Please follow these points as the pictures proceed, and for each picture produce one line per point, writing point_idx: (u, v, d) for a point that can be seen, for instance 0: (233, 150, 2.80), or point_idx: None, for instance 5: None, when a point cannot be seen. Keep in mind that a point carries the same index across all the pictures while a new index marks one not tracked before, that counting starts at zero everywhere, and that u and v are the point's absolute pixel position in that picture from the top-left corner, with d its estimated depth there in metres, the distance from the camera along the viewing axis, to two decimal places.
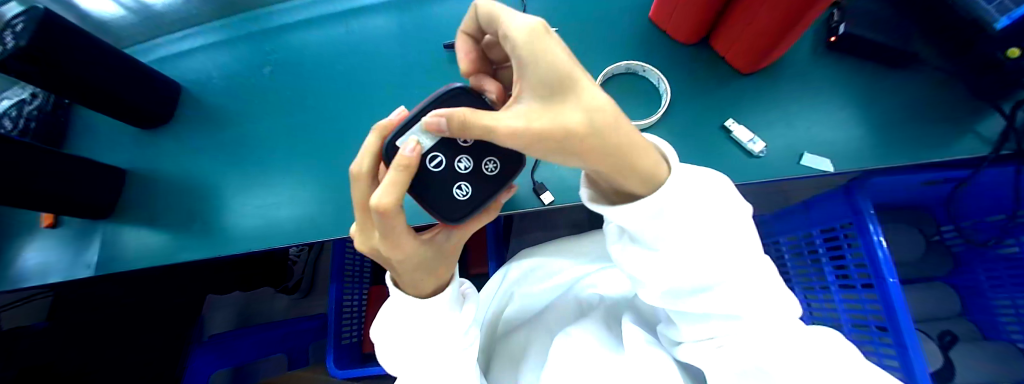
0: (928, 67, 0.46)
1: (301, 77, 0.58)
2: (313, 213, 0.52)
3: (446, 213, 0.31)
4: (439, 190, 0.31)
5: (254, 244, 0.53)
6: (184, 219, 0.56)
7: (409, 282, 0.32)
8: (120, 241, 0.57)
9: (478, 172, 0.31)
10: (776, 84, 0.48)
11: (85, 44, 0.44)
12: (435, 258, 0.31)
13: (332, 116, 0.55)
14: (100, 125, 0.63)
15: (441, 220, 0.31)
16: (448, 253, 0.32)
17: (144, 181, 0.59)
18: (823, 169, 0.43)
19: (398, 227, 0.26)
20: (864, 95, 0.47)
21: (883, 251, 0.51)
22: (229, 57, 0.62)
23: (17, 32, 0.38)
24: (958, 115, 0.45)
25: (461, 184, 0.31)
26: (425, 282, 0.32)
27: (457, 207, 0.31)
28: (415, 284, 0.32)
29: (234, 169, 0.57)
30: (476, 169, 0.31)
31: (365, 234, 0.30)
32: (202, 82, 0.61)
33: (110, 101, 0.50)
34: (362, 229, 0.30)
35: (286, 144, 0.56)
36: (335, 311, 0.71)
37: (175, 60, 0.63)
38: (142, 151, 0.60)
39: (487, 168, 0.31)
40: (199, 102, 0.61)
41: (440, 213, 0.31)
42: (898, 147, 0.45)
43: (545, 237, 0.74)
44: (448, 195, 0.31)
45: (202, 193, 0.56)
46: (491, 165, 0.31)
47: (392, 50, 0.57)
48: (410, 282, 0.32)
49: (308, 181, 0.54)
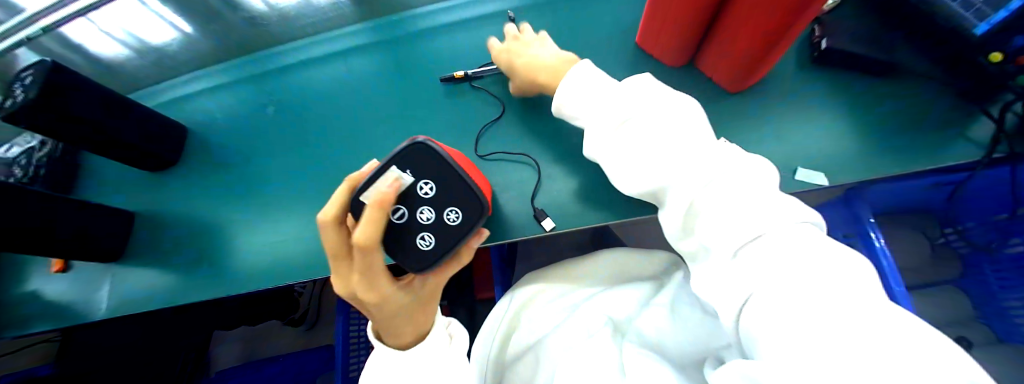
0: (912, 77, 0.48)
1: (304, 115, 0.60)
2: (317, 248, 0.53)
3: (411, 261, 0.34)
4: (403, 240, 0.35)
5: (257, 283, 0.53)
6: (192, 260, 0.56)
7: (388, 329, 0.34)
8: (125, 285, 0.57)
9: (439, 222, 0.34)
10: (764, 99, 0.49)
11: (101, 96, 0.48)
12: (413, 302, 0.33)
13: (334, 152, 0.57)
14: (109, 169, 0.65)
15: (409, 268, 0.34)
16: (427, 297, 0.35)
17: (151, 223, 0.60)
18: (817, 183, 0.44)
19: (377, 266, 0.29)
20: (852, 106, 0.48)
21: (887, 260, 0.49)
22: (232, 98, 0.64)
23: (26, 84, 0.41)
24: (947, 121, 0.46)
25: (424, 234, 0.34)
26: (404, 329, 0.35)
27: (422, 256, 0.34)
28: (396, 332, 0.35)
29: (237, 208, 0.58)
30: (437, 219, 0.34)
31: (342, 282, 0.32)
32: (207, 123, 0.63)
33: (120, 149, 0.52)
34: (338, 275, 0.32)
35: (289, 181, 0.57)
36: (342, 343, 0.71)
37: (180, 103, 0.65)
38: (149, 193, 0.62)
39: (448, 218, 0.34)
40: (205, 143, 0.62)
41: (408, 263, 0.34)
42: (889, 155, 0.45)
43: (549, 259, 0.74)
44: (411, 244, 0.34)
45: (207, 233, 0.57)
46: (452, 215, 0.34)
47: (390, 84, 0.59)
48: (390, 329, 0.35)
49: (310, 217, 0.55)
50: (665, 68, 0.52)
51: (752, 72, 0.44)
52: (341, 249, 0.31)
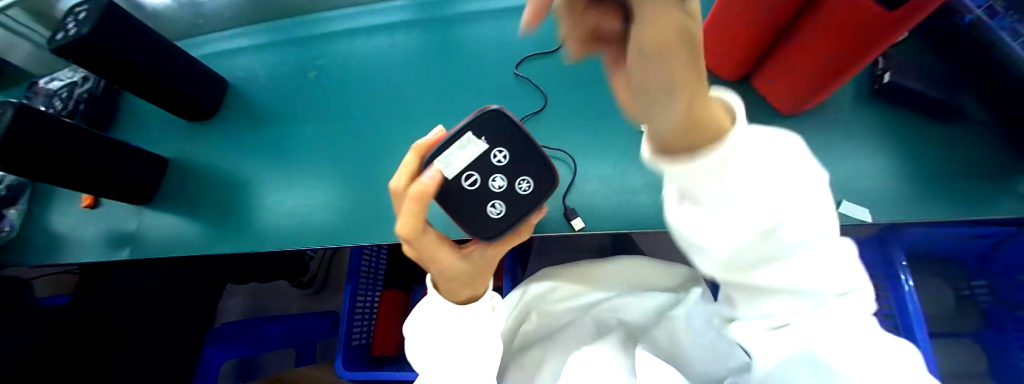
0: (972, 122, 0.46)
1: (342, 84, 0.60)
2: (343, 215, 0.53)
3: (478, 229, 0.33)
4: (474, 207, 0.33)
5: (280, 242, 0.54)
6: (221, 212, 0.57)
7: (445, 288, 0.35)
8: (155, 227, 0.59)
9: (512, 190, 0.33)
10: (813, 127, 0.48)
11: (157, 44, 0.50)
12: (469, 270, 0.32)
13: (368, 124, 0.57)
14: (150, 115, 0.67)
15: (475, 236, 0.33)
16: (485, 267, 0.33)
17: (184, 170, 0.61)
18: (860, 219, 0.44)
19: (432, 244, 0.29)
20: (905, 144, 0.47)
21: (914, 303, 0.49)
22: (273, 58, 0.64)
23: (79, 20, 0.43)
24: (1004, 172, 0.44)
25: (496, 202, 0.33)
26: (459, 292, 0.35)
27: (491, 224, 0.33)
28: (450, 292, 0.35)
29: (268, 166, 0.58)
30: (509, 188, 0.33)
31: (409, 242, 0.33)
32: (246, 79, 0.64)
33: (160, 92, 0.53)
34: (405, 237, 0.33)
35: (321, 147, 0.58)
36: (347, 310, 0.69)
37: (223, 57, 0.66)
38: (185, 141, 0.63)
39: (521, 187, 0.33)
40: (243, 99, 0.63)
41: (473, 231, 0.33)
42: (938, 200, 0.44)
43: (565, 257, 0.74)
44: (481, 213, 0.33)
45: (236, 187, 0.58)
46: (525, 184, 0.33)
47: (431, 63, 0.58)
48: (446, 290, 0.35)
49: (338, 184, 0.55)
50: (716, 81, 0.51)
51: (812, 95, 0.42)
52: (408, 215, 0.32)
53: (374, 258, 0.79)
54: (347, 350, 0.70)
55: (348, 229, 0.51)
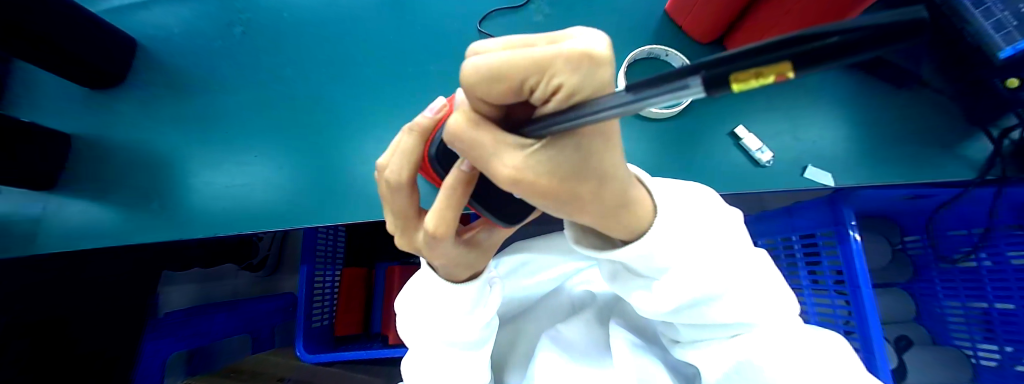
0: (929, 88, 0.48)
1: (282, 46, 0.52)
2: (291, 196, 0.48)
3: (503, 215, 0.27)
4: (494, 192, 0.27)
5: (223, 228, 0.48)
6: (145, 197, 0.50)
7: (444, 269, 0.32)
8: (63, 218, 0.50)
9: None
10: (785, 93, 0.48)
11: (68, 11, 0.42)
12: (476, 255, 0.31)
13: (317, 92, 0.51)
14: (25, 75, 0.53)
15: (497, 221, 0.27)
16: (489, 250, 0.32)
17: (93, 148, 0.51)
18: (823, 183, 0.45)
19: (443, 241, 0.27)
20: (867, 110, 0.48)
21: (860, 259, 0.51)
22: (193, 12, 0.54)
23: None
24: (950, 137, 0.47)
25: None
26: (459, 271, 0.33)
27: (516, 207, 0.27)
28: (450, 273, 0.33)
29: (199, 144, 0.51)
30: None
31: (407, 236, 0.31)
32: (162, 38, 0.54)
33: (58, 57, 0.43)
34: (403, 230, 0.30)
35: (261, 120, 0.51)
36: (306, 293, 0.65)
37: (128, 10, 0.54)
38: (87, 113, 0.52)
39: None
40: (161, 63, 0.53)
41: (499, 218, 0.27)
42: (893, 165, 0.46)
43: (540, 230, 0.73)
44: (503, 198, 0.27)
45: (164, 168, 0.50)
46: None
47: (384, 23, 0.52)
48: (445, 271, 0.32)
49: (285, 163, 0.49)
50: (691, 44, 0.49)
51: None
52: (408, 207, 0.29)
53: (329, 238, 0.73)
54: (308, 334, 0.67)
55: (302, 211, 0.47)
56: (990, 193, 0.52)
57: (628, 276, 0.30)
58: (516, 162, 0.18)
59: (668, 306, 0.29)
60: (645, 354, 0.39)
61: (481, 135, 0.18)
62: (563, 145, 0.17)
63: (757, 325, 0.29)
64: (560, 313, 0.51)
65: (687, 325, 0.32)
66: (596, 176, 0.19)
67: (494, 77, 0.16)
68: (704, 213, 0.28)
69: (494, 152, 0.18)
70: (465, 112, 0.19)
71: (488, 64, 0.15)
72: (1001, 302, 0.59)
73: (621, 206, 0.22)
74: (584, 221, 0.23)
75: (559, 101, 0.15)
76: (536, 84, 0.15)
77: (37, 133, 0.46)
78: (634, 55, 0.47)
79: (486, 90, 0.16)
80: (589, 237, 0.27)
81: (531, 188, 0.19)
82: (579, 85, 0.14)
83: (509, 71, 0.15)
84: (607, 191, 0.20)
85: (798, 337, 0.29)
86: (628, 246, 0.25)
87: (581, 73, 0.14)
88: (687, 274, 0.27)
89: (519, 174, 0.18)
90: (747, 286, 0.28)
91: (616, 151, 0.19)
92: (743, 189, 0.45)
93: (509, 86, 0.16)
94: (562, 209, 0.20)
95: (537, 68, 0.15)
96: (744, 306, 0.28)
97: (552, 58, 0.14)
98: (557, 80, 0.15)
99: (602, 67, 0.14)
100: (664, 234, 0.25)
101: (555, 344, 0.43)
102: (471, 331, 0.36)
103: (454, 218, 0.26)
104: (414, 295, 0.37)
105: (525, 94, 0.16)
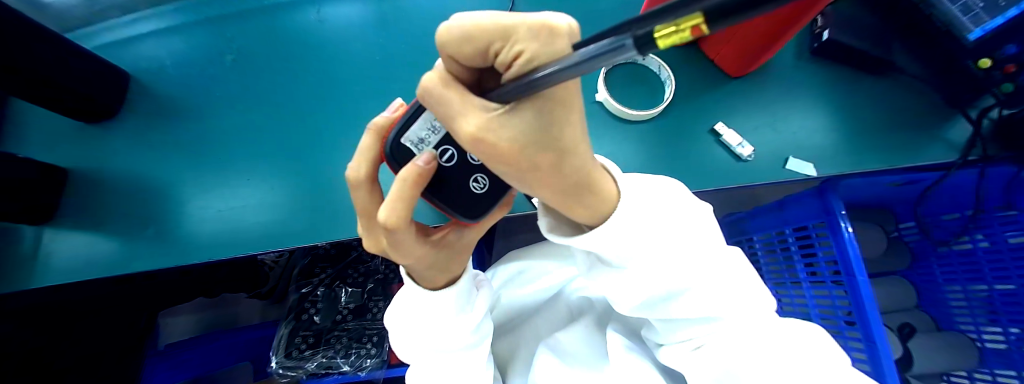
0: (903, 75, 0.49)
1: (269, 70, 0.54)
2: (282, 216, 0.49)
3: (464, 211, 0.27)
4: (451, 188, 0.27)
5: (216, 252, 0.48)
6: (140, 225, 0.50)
7: (416, 272, 0.33)
8: (62, 247, 0.50)
9: None
10: (763, 87, 0.49)
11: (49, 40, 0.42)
12: (445, 256, 0.32)
13: (306, 113, 0.52)
14: (23, 109, 0.54)
15: (459, 217, 0.27)
16: (461, 251, 0.33)
17: (92, 180, 0.52)
18: (806, 173, 0.45)
19: (405, 239, 0.28)
20: (846, 99, 0.49)
21: (854, 248, 0.50)
22: (184, 44, 0.56)
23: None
24: (930, 120, 0.48)
25: (478, 176, 0.27)
26: (432, 275, 0.33)
27: (475, 202, 0.27)
28: (425, 276, 0.33)
29: (192, 170, 0.52)
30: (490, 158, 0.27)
31: (372, 238, 0.33)
32: (156, 71, 0.55)
33: (60, 98, 0.45)
34: (368, 231, 0.32)
35: (253, 145, 0.52)
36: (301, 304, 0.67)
37: (122, 48, 0.56)
38: (83, 146, 0.53)
39: None
40: (155, 96, 0.54)
41: (461, 213, 0.27)
42: (879, 152, 0.47)
43: (533, 238, 0.74)
44: (462, 193, 0.27)
45: (158, 195, 0.51)
46: None
47: (367, 42, 0.54)
48: (421, 275, 0.33)
49: (278, 185, 0.50)
50: (667, 45, 0.50)
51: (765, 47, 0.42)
52: (372, 206, 0.30)
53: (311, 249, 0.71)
54: (326, 341, 0.71)
55: (295, 231, 0.48)
56: (976, 174, 0.53)
57: (599, 266, 0.30)
58: (477, 124, 0.18)
59: (639, 299, 0.30)
60: (638, 356, 0.39)
61: (449, 94, 0.19)
62: (527, 112, 0.17)
63: (723, 318, 0.30)
64: (561, 321, 0.50)
65: (660, 320, 0.32)
66: (556, 147, 0.19)
67: (465, 40, 0.17)
68: (672, 204, 0.28)
69: (460, 112, 0.18)
70: (436, 73, 0.19)
71: (460, 27, 0.16)
72: (1001, 284, 0.58)
73: (583, 184, 0.22)
74: (546, 197, 0.23)
75: (518, 66, 0.16)
76: (500, 49, 0.17)
77: (34, 171, 0.46)
78: (612, 60, 0.48)
79: (456, 51, 0.17)
80: (562, 226, 0.28)
81: (490, 149, 0.18)
82: (538, 51, 0.16)
83: (477, 33, 0.16)
84: (566, 165, 0.20)
85: (783, 330, 0.30)
86: (591, 233, 0.24)
87: (540, 41, 0.16)
88: (649, 264, 0.27)
89: (480, 135, 0.18)
90: (714, 282, 0.28)
91: (575, 123, 0.19)
92: (725, 185, 0.45)
93: (476, 47, 0.17)
94: (521, 177, 0.20)
95: (501, 34, 0.16)
96: (721, 305, 0.29)
97: (515, 26, 0.15)
98: (518, 47, 0.16)
99: (559, 39, 0.16)
100: (630, 220, 0.25)
101: (555, 352, 0.43)
102: (460, 336, 0.36)
103: (410, 214, 0.26)
104: (400, 307, 0.36)
105: (492, 58, 0.18)
